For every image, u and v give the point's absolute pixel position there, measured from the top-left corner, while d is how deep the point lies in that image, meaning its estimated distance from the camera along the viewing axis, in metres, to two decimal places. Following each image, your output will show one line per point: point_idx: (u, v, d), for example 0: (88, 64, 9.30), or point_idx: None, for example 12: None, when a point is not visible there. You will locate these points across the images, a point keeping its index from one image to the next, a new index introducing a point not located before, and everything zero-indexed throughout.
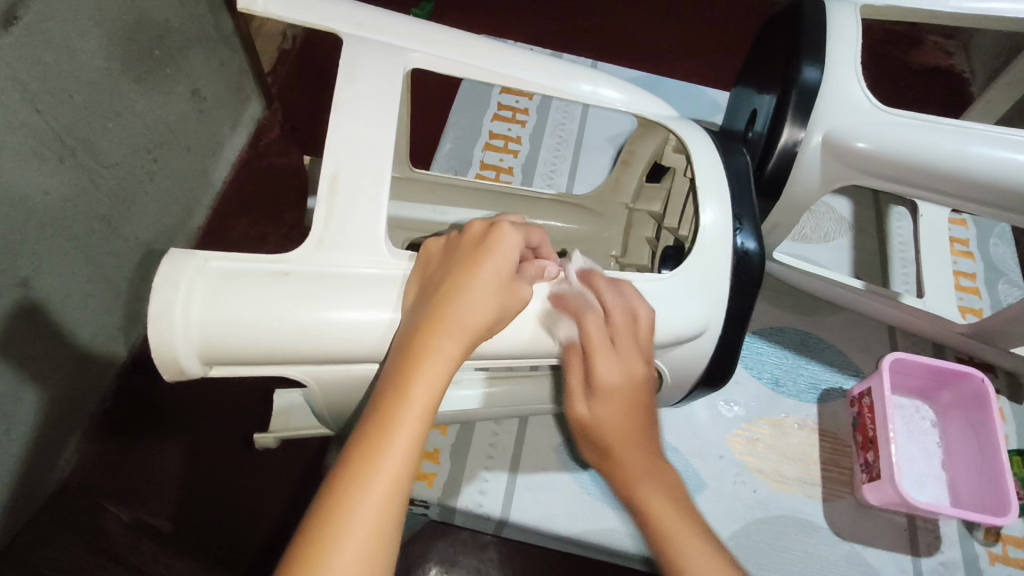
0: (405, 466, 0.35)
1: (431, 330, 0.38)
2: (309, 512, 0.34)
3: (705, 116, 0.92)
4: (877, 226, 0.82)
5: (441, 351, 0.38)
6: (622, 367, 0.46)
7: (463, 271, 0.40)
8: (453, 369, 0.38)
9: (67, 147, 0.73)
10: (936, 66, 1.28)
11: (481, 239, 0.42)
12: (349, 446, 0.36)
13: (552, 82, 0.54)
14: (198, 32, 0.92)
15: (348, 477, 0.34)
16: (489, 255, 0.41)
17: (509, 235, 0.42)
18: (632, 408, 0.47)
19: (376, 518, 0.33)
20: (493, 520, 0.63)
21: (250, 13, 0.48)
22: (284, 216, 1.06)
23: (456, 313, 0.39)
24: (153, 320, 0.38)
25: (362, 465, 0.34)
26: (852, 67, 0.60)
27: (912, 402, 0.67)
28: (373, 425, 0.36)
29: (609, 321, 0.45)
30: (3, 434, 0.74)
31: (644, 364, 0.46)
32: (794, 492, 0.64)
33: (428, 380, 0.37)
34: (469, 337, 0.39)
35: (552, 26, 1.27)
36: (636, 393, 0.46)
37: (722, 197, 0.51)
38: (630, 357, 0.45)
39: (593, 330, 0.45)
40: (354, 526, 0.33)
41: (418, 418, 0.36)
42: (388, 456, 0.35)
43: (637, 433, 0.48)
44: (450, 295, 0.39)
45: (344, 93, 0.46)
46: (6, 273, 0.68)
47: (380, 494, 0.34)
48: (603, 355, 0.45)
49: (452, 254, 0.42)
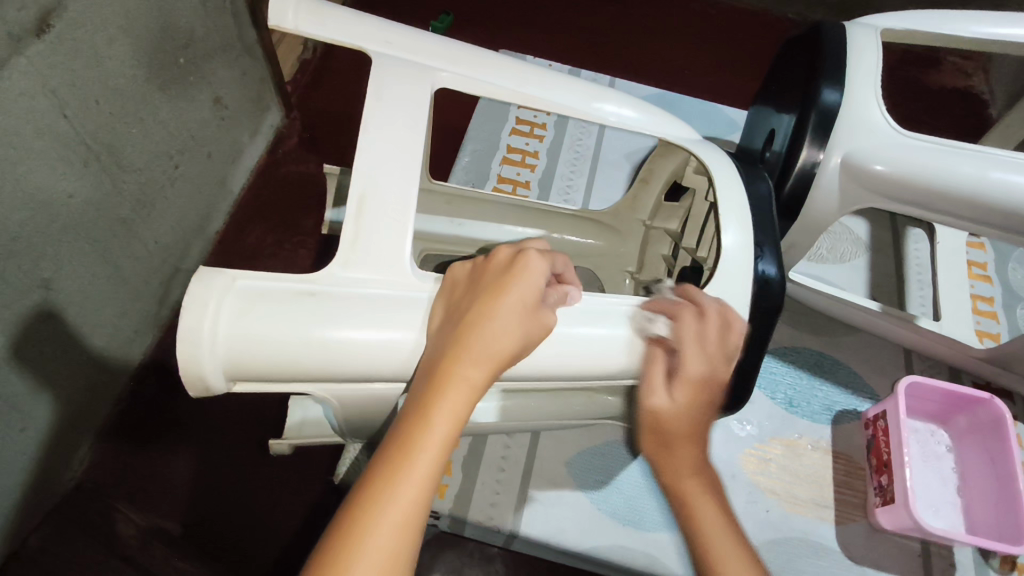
0: (423, 493, 0.36)
1: (457, 358, 0.39)
2: (325, 533, 0.35)
3: (722, 134, 0.92)
4: (893, 248, 0.82)
5: (465, 379, 0.38)
6: (709, 363, 0.46)
7: (489, 298, 0.40)
8: (476, 396, 0.39)
9: (93, 152, 0.75)
10: (954, 87, 1.28)
11: (508, 265, 0.42)
12: (369, 469, 0.36)
13: (575, 102, 0.55)
14: (222, 41, 0.94)
15: (366, 500, 0.35)
16: (514, 283, 0.41)
17: (535, 262, 0.42)
18: (705, 408, 0.47)
19: (391, 546, 0.34)
20: (504, 534, 0.63)
21: (280, 31, 0.49)
22: (302, 224, 1.08)
23: (480, 341, 0.39)
24: (181, 339, 0.39)
25: (379, 492, 0.35)
26: (873, 89, 0.60)
27: (927, 426, 0.66)
28: (394, 449, 0.36)
29: (704, 318, 0.46)
30: (19, 432, 0.76)
31: (724, 367, 0.47)
32: (806, 514, 0.64)
33: (451, 408, 0.38)
34: (492, 365, 0.39)
35: (570, 43, 1.29)
36: (710, 395, 0.47)
37: (743, 220, 0.52)
38: (716, 357, 0.46)
39: (688, 327, 0.46)
40: (369, 552, 0.33)
41: (438, 447, 0.37)
42: (406, 482, 0.35)
43: (704, 435, 0.48)
44: (474, 322, 0.39)
45: (371, 112, 0.47)
46: (28, 275, 0.70)
47: (396, 518, 0.34)
48: (690, 353, 0.45)
49: (479, 279, 0.42)
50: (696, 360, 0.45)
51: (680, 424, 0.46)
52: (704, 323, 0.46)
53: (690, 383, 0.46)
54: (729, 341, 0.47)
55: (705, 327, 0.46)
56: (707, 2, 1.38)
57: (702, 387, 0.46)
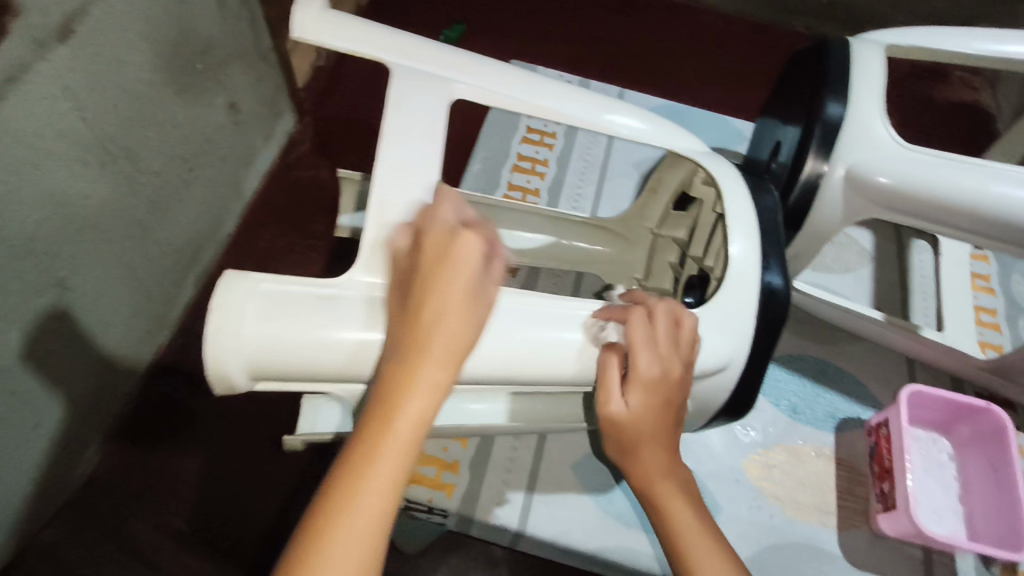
0: (389, 496, 0.37)
1: (414, 362, 0.39)
2: (294, 539, 0.36)
3: (729, 144, 0.93)
4: (898, 259, 0.83)
5: (423, 382, 0.39)
6: (662, 364, 0.46)
7: (431, 293, 0.39)
8: (439, 397, 0.39)
9: (110, 154, 0.76)
10: (961, 101, 1.30)
11: (440, 252, 0.40)
12: (335, 473, 0.38)
13: (586, 114, 0.56)
14: (238, 48, 0.96)
15: (333, 507, 0.36)
16: (452, 273, 0.39)
17: (467, 245, 0.40)
18: (663, 408, 0.48)
19: (360, 549, 0.36)
20: (510, 533, 0.63)
21: (303, 41, 0.50)
22: (312, 228, 1.10)
23: (432, 343, 0.39)
24: (211, 340, 0.40)
25: (345, 497, 0.36)
26: (877, 103, 0.61)
27: (929, 434, 0.67)
28: (358, 455, 0.38)
29: (652, 320, 0.47)
30: (32, 428, 0.77)
31: (682, 367, 0.47)
32: (809, 520, 0.64)
33: (412, 411, 0.39)
34: (449, 364, 0.40)
35: (580, 53, 1.31)
36: (667, 395, 0.47)
37: (750, 232, 0.53)
38: (669, 356, 0.46)
39: (637, 331, 0.46)
40: (337, 556, 0.35)
41: (402, 449, 0.38)
42: (370, 488, 0.37)
43: (667, 437, 0.50)
44: (425, 323, 0.39)
45: (391, 119, 0.48)
46: (45, 273, 0.72)
47: (363, 522, 0.36)
48: (641, 355, 0.46)
49: (416, 270, 0.41)
50: (649, 363, 0.46)
51: (639, 426, 0.48)
52: (654, 326, 0.46)
53: (645, 384, 0.47)
54: (680, 341, 0.46)
55: (655, 329, 0.46)
56: (716, 15, 1.40)
57: (656, 388, 0.47)
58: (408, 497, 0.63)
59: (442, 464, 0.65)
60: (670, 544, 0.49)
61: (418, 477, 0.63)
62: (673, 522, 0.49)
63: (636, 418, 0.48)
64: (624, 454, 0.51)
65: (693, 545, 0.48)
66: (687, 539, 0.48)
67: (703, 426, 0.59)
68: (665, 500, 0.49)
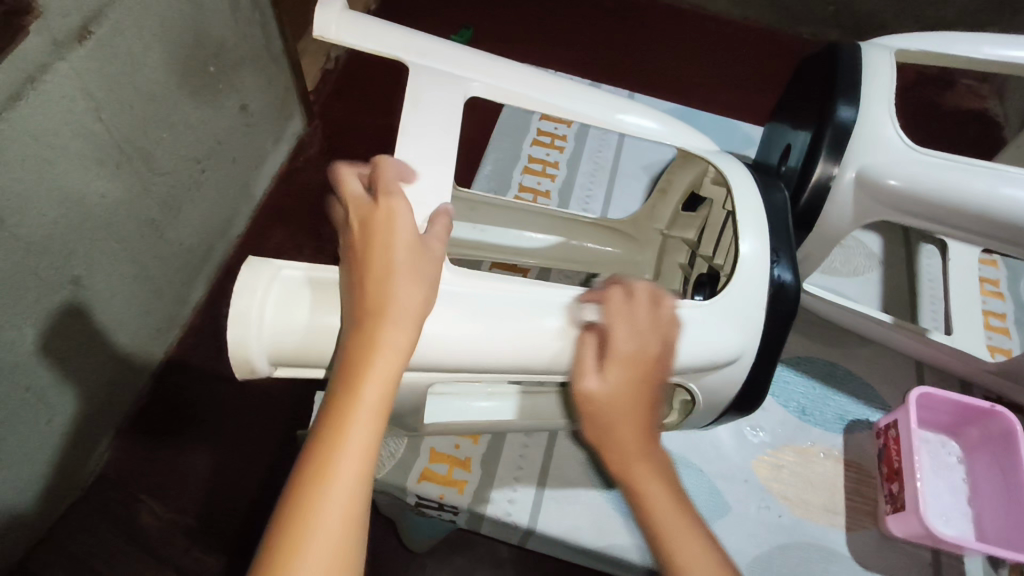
0: (365, 460, 0.37)
1: (373, 329, 0.39)
2: (274, 517, 0.36)
3: (738, 148, 0.94)
4: (906, 263, 0.84)
5: (387, 346, 0.39)
6: (638, 340, 0.46)
7: (378, 259, 0.41)
8: (404, 359, 0.40)
9: (125, 153, 0.77)
10: (969, 108, 1.30)
11: (376, 220, 0.42)
12: (308, 447, 0.38)
13: (599, 113, 0.57)
14: (251, 51, 0.97)
15: (310, 478, 0.36)
16: (395, 236, 0.41)
17: (400, 207, 0.42)
18: (643, 388, 0.47)
19: (341, 516, 0.36)
20: (521, 530, 0.63)
21: (323, 41, 0.51)
22: (321, 229, 1.11)
23: (385, 308, 0.40)
24: (233, 321, 0.41)
25: (321, 467, 0.36)
26: (886, 107, 0.62)
27: (937, 437, 0.67)
28: (329, 425, 0.38)
29: (631, 297, 0.48)
30: (44, 423, 0.78)
31: (659, 344, 0.47)
32: (818, 520, 0.65)
33: (380, 376, 0.39)
34: (408, 326, 0.40)
35: (588, 58, 1.32)
36: (646, 373, 0.47)
37: (762, 230, 0.53)
38: (647, 332, 0.47)
39: (614, 307, 0.47)
40: (319, 526, 0.35)
41: (372, 413, 0.38)
42: (345, 455, 0.37)
43: (646, 420, 0.47)
44: (376, 290, 0.40)
45: (410, 118, 0.49)
46: (61, 270, 0.72)
47: (343, 489, 0.36)
48: (619, 331, 0.46)
49: (359, 241, 0.42)
50: (625, 340, 0.46)
51: (617, 407, 0.46)
52: (632, 303, 0.47)
53: (623, 360, 0.46)
54: (659, 319, 0.47)
55: (634, 306, 0.47)
56: (725, 21, 1.40)
57: (635, 366, 0.46)
58: (419, 494, 0.63)
59: (454, 461, 0.65)
60: (652, 529, 0.45)
61: (429, 473, 0.64)
62: (653, 506, 0.45)
63: (614, 395, 0.46)
64: (602, 441, 0.48)
65: (674, 528, 0.44)
66: (667, 521, 0.45)
67: (713, 423, 0.60)
68: (646, 484, 0.46)
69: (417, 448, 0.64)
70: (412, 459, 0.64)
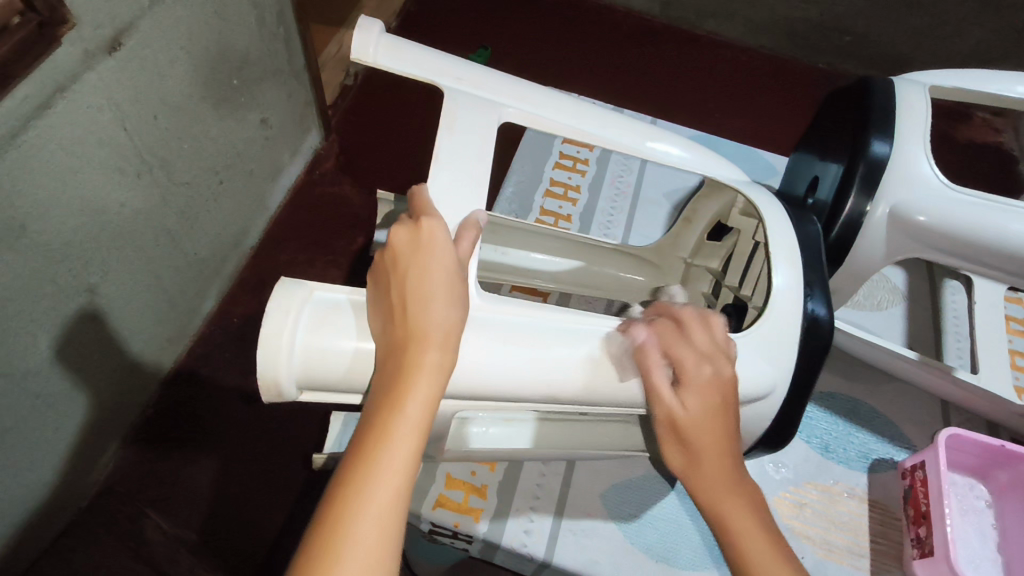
0: (405, 479, 0.37)
1: (415, 347, 0.39)
2: (308, 537, 0.35)
3: (761, 177, 0.93)
4: (931, 299, 0.83)
5: (429, 363, 0.39)
6: (711, 365, 0.45)
7: (418, 275, 0.41)
8: (444, 375, 0.40)
9: (147, 164, 0.77)
10: (984, 143, 1.30)
11: (415, 238, 0.42)
12: (345, 461, 0.37)
13: (631, 141, 0.57)
14: (273, 66, 0.97)
15: (347, 497, 0.35)
16: (435, 256, 0.41)
17: (438, 226, 0.43)
18: (725, 407, 0.45)
19: (378, 536, 0.35)
20: (537, 563, 0.62)
21: (361, 63, 0.51)
22: (335, 244, 1.11)
23: (427, 325, 0.40)
24: (263, 345, 0.40)
25: (359, 485, 0.36)
26: (921, 143, 0.61)
27: (965, 479, 0.65)
28: (368, 443, 0.37)
29: (682, 323, 0.47)
30: (52, 432, 0.77)
31: (728, 362, 0.46)
32: (842, 562, 0.63)
33: (422, 394, 0.39)
34: (450, 344, 0.40)
35: (607, 82, 1.33)
36: (726, 394, 0.45)
37: (796, 264, 0.53)
38: (713, 353, 0.46)
39: (671, 331, 0.47)
40: (357, 548, 0.34)
41: (414, 430, 0.38)
42: (386, 469, 0.36)
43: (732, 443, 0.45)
44: (418, 309, 0.40)
45: (446, 142, 0.49)
46: (78, 279, 0.72)
47: (382, 503, 0.35)
48: (689, 357, 0.45)
49: (397, 258, 0.42)
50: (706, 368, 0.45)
51: (706, 425, 0.44)
52: (687, 327, 0.47)
53: (698, 387, 0.45)
54: (720, 344, 0.47)
55: (692, 331, 0.47)
56: (743, 50, 1.41)
57: (717, 388, 0.45)
58: (433, 521, 0.62)
59: (470, 487, 0.64)
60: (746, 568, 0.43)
61: (443, 500, 0.63)
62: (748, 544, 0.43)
63: (693, 424, 0.45)
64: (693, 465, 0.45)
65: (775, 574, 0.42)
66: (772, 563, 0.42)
67: (740, 457, 0.59)
68: (738, 520, 0.44)
69: (432, 473, 0.64)
70: (427, 483, 0.63)
